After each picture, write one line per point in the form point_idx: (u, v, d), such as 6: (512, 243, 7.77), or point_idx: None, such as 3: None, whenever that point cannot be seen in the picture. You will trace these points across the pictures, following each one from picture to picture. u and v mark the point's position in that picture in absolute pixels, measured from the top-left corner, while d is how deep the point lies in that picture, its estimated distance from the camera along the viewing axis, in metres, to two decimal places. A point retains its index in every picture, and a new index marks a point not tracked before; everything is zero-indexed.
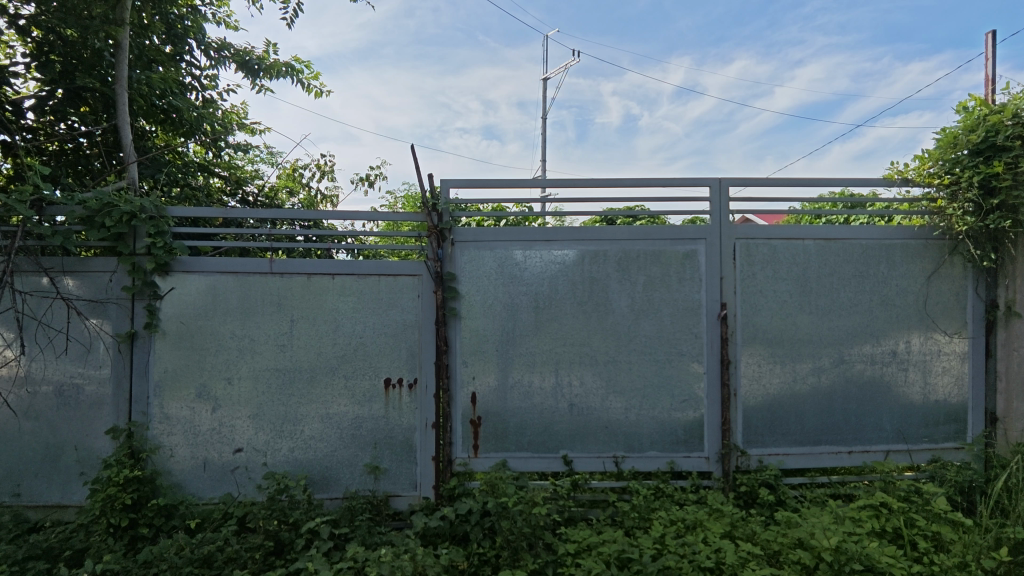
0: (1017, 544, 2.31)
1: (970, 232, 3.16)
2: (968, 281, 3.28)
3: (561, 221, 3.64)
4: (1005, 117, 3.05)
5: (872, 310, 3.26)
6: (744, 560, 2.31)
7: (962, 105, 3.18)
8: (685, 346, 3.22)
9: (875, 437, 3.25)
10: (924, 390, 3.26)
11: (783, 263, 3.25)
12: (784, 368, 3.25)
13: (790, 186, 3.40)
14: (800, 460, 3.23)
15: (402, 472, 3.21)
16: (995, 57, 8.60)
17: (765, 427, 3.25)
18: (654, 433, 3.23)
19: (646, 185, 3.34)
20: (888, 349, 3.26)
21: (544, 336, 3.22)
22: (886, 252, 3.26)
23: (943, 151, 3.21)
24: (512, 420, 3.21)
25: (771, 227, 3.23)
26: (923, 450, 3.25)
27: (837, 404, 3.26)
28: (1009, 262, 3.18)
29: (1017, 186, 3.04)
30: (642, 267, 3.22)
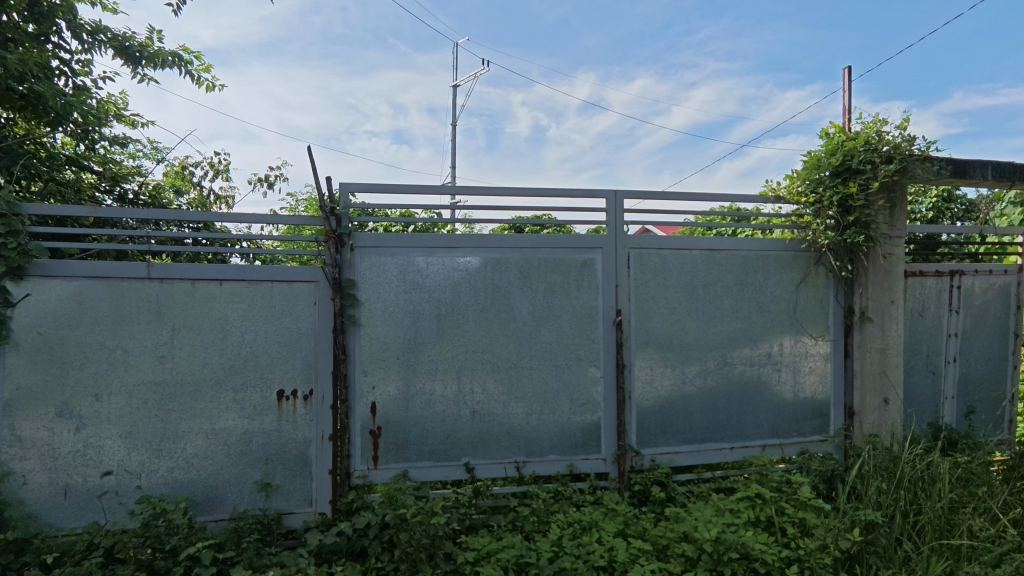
0: (867, 525, 2.57)
1: (831, 245, 3.52)
2: (830, 289, 3.64)
3: (469, 228, 3.63)
4: (859, 144, 3.41)
5: (751, 316, 3.54)
6: (634, 556, 2.40)
7: (825, 131, 3.53)
8: (583, 352, 3.32)
9: (753, 433, 3.52)
10: (795, 389, 3.58)
11: (674, 271, 3.44)
12: (674, 370, 3.44)
13: (684, 199, 3.61)
14: (688, 458, 3.43)
15: (296, 488, 3.05)
16: (850, 90, 9.73)
17: (656, 426, 3.42)
18: (554, 436, 3.30)
19: (549, 194, 3.40)
20: (765, 351, 3.55)
21: (446, 342, 3.19)
22: (762, 262, 3.55)
23: (809, 171, 3.51)
24: (413, 429, 3.16)
25: (663, 238, 3.42)
26: (793, 443, 3.55)
27: (720, 404, 3.49)
28: (862, 272, 3.57)
29: (868, 205, 3.42)
30: (543, 274, 3.29)
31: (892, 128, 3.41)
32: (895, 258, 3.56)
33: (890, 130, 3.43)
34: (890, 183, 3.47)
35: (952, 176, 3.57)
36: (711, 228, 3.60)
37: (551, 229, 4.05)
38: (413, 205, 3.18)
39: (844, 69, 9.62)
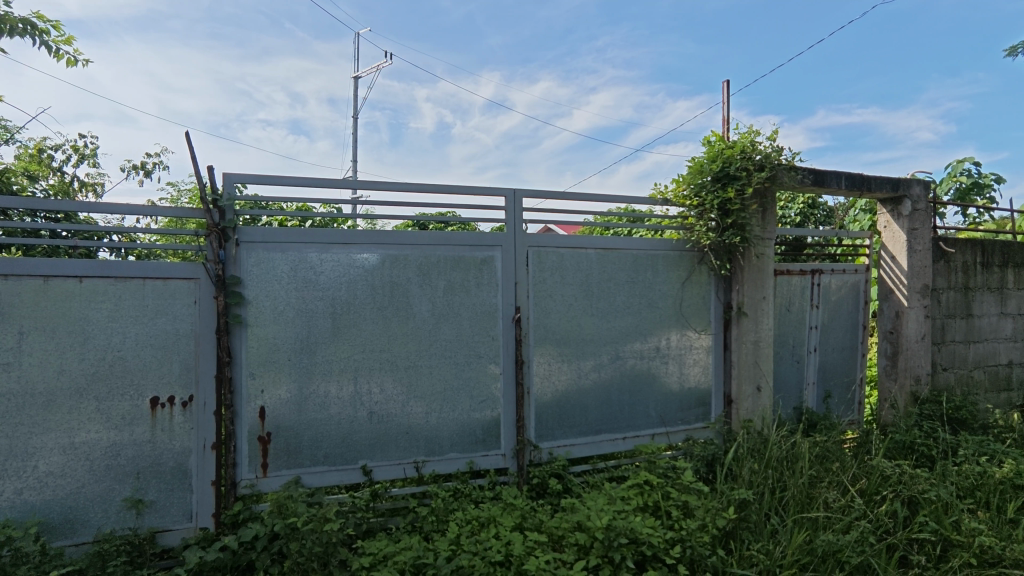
0: (741, 503, 2.79)
1: (712, 245, 3.78)
2: (712, 287, 3.92)
3: (370, 224, 3.52)
4: (735, 152, 3.69)
5: (641, 312, 3.73)
6: (530, 548, 2.44)
7: (706, 139, 3.77)
8: (482, 349, 3.34)
9: (643, 423, 3.72)
10: (681, 379, 3.83)
11: (570, 269, 3.55)
12: (570, 365, 3.55)
13: (583, 200, 3.72)
14: (584, 449, 3.56)
15: (172, 502, 2.81)
16: (728, 102, 10.60)
17: (554, 421, 3.51)
18: (454, 435, 3.29)
19: (451, 191, 3.36)
20: (654, 345, 3.75)
21: (342, 342, 3.08)
22: (652, 261, 3.75)
23: (692, 176, 3.75)
24: (306, 434, 3.01)
25: (560, 236, 3.51)
26: (679, 431, 3.79)
27: (614, 396, 3.65)
28: (739, 271, 3.87)
29: (744, 209, 3.71)
30: (442, 272, 3.26)
31: (763, 139, 3.71)
32: (767, 258, 3.89)
33: (762, 141, 3.73)
34: (763, 189, 3.79)
35: (813, 184, 3.95)
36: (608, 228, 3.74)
37: (455, 226, 4.03)
38: (305, 199, 3.02)
39: (724, 83, 10.48)
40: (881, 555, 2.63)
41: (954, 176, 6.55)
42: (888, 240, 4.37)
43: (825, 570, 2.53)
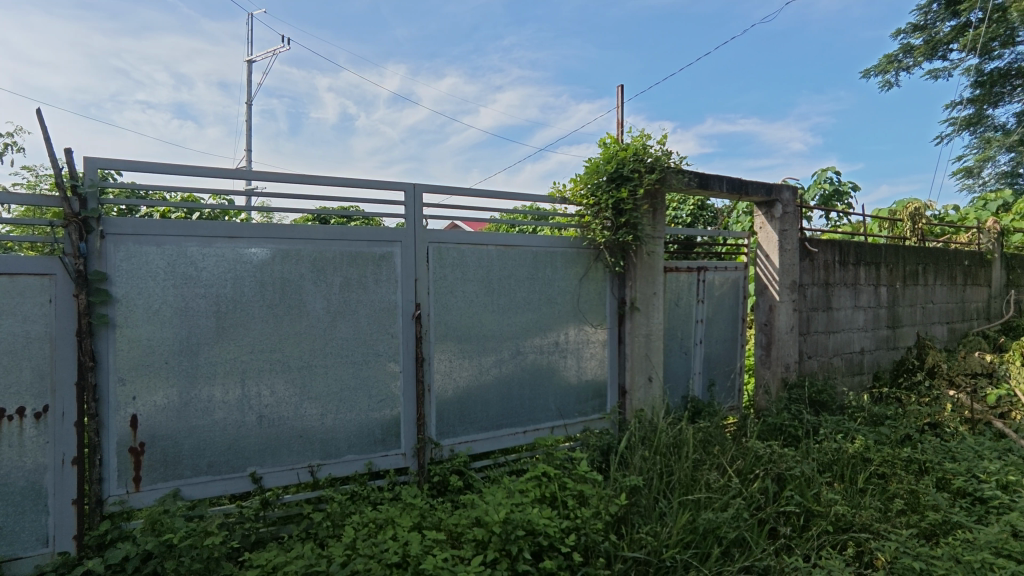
0: (631, 489, 2.94)
1: (608, 244, 3.94)
2: (607, 283, 4.08)
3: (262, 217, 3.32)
4: (629, 154, 3.85)
5: (540, 308, 3.81)
6: (428, 548, 2.41)
7: (602, 141, 3.90)
8: (382, 347, 3.26)
9: (543, 416, 3.81)
10: (578, 372, 3.96)
11: (470, 266, 3.54)
12: (471, 361, 3.55)
13: (489, 197, 3.72)
14: (485, 444, 3.58)
15: (23, 526, 2.49)
16: (622, 107, 11.14)
17: (455, 417, 3.50)
18: (352, 436, 3.18)
19: (352, 184, 3.23)
20: (552, 340, 3.85)
21: (227, 343, 2.87)
22: (551, 258, 3.84)
23: (589, 177, 3.87)
24: (187, 443, 2.79)
25: (460, 233, 3.49)
26: (576, 422, 3.93)
27: (514, 390, 3.70)
28: (632, 268, 4.05)
29: (636, 209, 3.88)
30: (338, 268, 3.14)
31: (654, 142, 3.89)
32: (657, 256, 4.11)
33: (653, 145, 3.91)
34: (653, 191, 3.99)
35: (698, 187, 4.21)
36: (512, 225, 3.78)
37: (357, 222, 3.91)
38: (186, 189, 2.78)
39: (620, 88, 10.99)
40: (754, 529, 2.87)
41: (820, 183, 7.26)
42: (764, 240, 4.77)
43: (706, 546, 2.71)
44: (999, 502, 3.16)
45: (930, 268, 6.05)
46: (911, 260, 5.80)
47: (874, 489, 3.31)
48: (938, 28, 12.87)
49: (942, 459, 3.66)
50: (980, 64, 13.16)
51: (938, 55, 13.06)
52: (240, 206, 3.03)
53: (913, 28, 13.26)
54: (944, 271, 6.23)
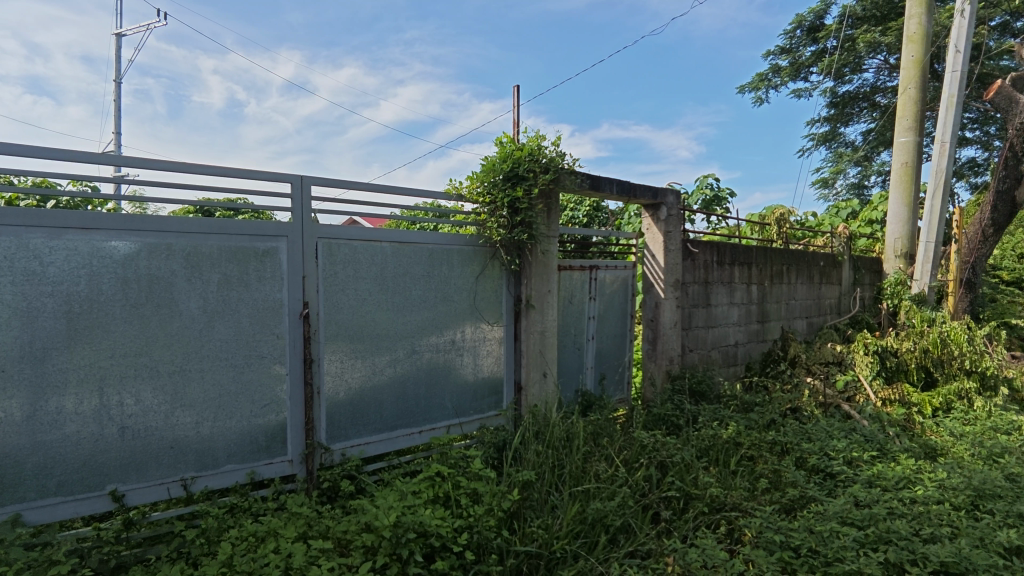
0: (523, 484, 3.00)
1: (503, 242, 3.97)
2: (503, 281, 4.11)
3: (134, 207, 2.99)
4: (524, 154, 3.89)
5: (436, 306, 3.77)
6: (313, 558, 2.30)
7: (499, 139, 3.92)
8: (266, 348, 3.06)
9: (439, 414, 3.78)
10: (475, 369, 3.97)
11: (363, 263, 3.42)
12: (364, 362, 3.44)
13: (389, 193, 3.61)
14: (378, 446, 3.48)
15: None
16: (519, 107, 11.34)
17: (347, 420, 3.37)
18: (232, 444, 2.96)
19: (237, 174, 2.99)
20: (448, 338, 3.82)
21: (82, 347, 2.56)
22: (447, 256, 3.80)
23: (485, 175, 3.87)
24: (30, 461, 2.45)
25: (353, 228, 3.36)
26: (472, 420, 3.94)
27: (409, 390, 3.64)
28: (527, 266, 4.12)
29: (531, 208, 3.94)
30: (215, 264, 2.90)
31: (549, 144, 3.96)
32: (551, 254, 4.20)
33: (548, 146, 3.98)
34: (547, 190, 4.08)
35: (590, 189, 4.35)
36: (411, 222, 3.71)
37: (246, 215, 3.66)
38: (40, 175, 2.43)
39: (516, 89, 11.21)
40: (638, 515, 3.02)
41: (701, 189, 7.81)
42: (650, 240, 5.03)
43: (593, 535, 2.82)
44: (844, 476, 3.57)
45: (793, 268, 6.70)
46: (777, 260, 6.38)
47: (744, 470, 3.60)
48: (800, 51, 14.29)
49: (800, 440, 4.06)
50: (834, 87, 14.78)
51: (801, 77, 14.51)
52: (107, 194, 2.72)
53: (781, 50, 14.62)
54: (804, 271, 6.93)
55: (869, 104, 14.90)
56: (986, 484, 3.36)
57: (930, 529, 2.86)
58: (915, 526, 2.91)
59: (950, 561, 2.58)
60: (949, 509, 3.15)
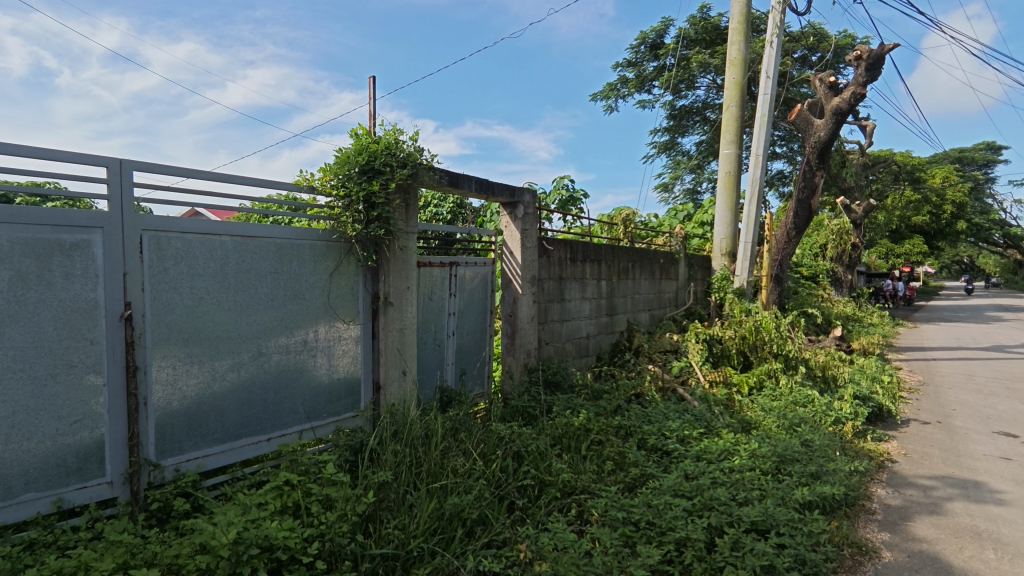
0: (379, 485, 2.94)
1: (359, 237, 3.84)
2: (359, 278, 3.97)
3: None
4: (381, 147, 3.78)
5: (286, 304, 3.54)
6: None
7: (354, 131, 3.77)
8: (77, 356, 2.66)
9: (290, 420, 3.56)
10: (329, 370, 3.79)
11: (199, 258, 3.10)
12: (201, 367, 3.12)
13: (237, 183, 3.32)
14: (219, 458, 3.19)
15: None
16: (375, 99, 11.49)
17: (181, 432, 3.05)
18: (32, 469, 2.53)
19: (40, 153, 2.55)
20: (300, 339, 3.61)
21: None
22: (297, 251, 3.58)
23: (339, 167, 3.67)
24: None
25: (186, 220, 3.03)
26: (327, 423, 3.76)
27: (255, 395, 3.38)
28: (384, 262, 4.02)
29: (388, 203, 3.85)
30: (6, 259, 2.45)
31: (407, 138, 3.89)
32: (409, 250, 4.15)
33: (405, 140, 3.89)
34: (405, 186, 4.01)
35: (448, 185, 4.36)
36: (262, 215, 3.46)
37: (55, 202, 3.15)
38: None
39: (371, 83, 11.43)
40: (494, 505, 3.09)
41: (558, 189, 8.19)
42: (508, 238, 5.16)
43: (451, 530, 2.83)
44: (677, 452, 3.95)
45: (637, 265, 7.27)
46: (624, 257, 6.88)
47: (593, 454, 3.84)
48: (644, 66, 15.54)
49: (642, 423, 4.43)
50: (673, 101, 16.27)
51: (645, 89, 15.78)
52: None
53: (628, 63, 15.77)
54: (646, 268, 7.56)
55: (701, 118, 16.62)
56: (787, 450, 3.93)
57: (745, 494, 3.27)
58: (732, 492, 3.32)
59: (759, 520, 2.98)
60: (759, 474, 3.63)
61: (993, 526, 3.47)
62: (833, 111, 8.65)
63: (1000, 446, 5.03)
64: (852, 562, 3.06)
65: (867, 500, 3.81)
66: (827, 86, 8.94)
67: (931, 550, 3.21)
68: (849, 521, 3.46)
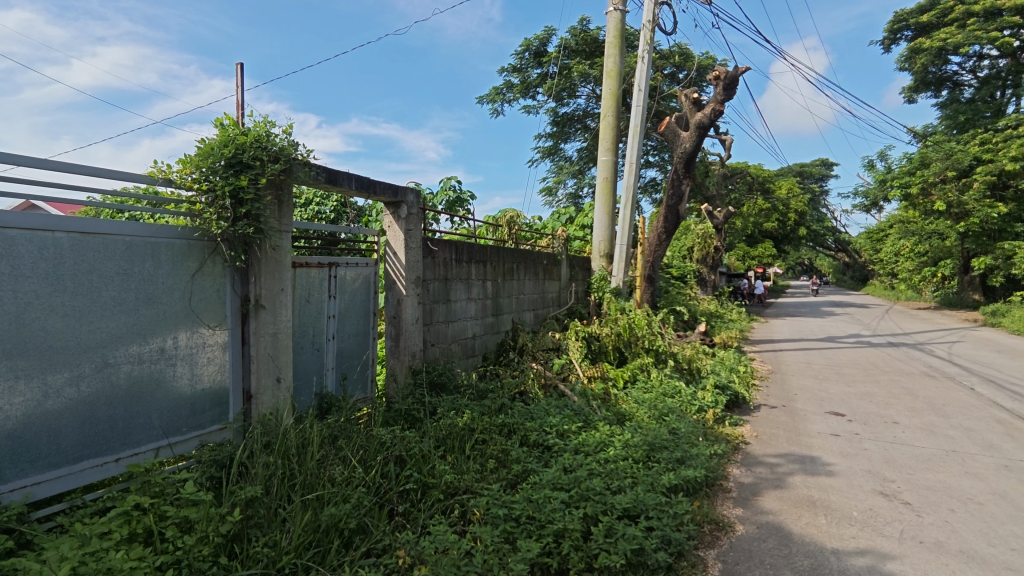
0: (246, 502, 2.75)
1: (225, 236, 3.55)
2: (226, 280, 3.68)
3: None
4: (249, 139, 3.53)
5: (137, 309, 3.19)
6: None
7: (218, 120, 3.49)
8: None
9: (143, 437, 3.21)
10: (191, 381, 3.47)
11: (26, 258, 2.70)
12: (29, 383, 2.72)
13: (88, 174, 2.95)
14: (54, 486, 2.79)
15: None
16: (242, 88, 11.24)
17: (4, 459, 2.63)
18: None
19: None
20: (155, 347, 3.27)
21: None
22: (151, 250, 3.24)
23: (201, 159, 3.38)
24: None
25: (9, 213, 2.63)
26: (189, 439, 3.45)
27: (100, 412, 3.00)
28: (254, 263, 3.75)
29: (258, 199, 3.60)
30: None
31: (280, 131, 3.66)
32: (283, 250, 3.91)
33: (277, 132, 3.67)
34: (277, 181, 3.78)
35: (326, 182, 4.17)
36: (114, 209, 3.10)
37: None
38: None
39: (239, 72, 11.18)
40: (373, 512, 3.00)
41: (445, 189, 8.16)
42: (391, 238, 5.03)
43: (327, 542, 2.71)
44: (557, 447, 4.09)
45: (521, 265, 7.43)
46: (508, 258, 7.00)
47: (476, 453, 3.87)
48: (528, 72, 15.95)
49: (524, 420, 4.53)
50: (555, 108, 16.84)
51: (530, 95, 16.19)
52: None
53: (513, 69, 16.09)
54: (531, 268, 7.75)
55: (583, 126, 17.38)
56: (656, 439, 4.22)
57: (618, 482, 3.46)
58: (607, 481, 3.50)
59: (630, 506, 3.17)
60: (630, 462, 3.86)
61: (824, 495, 3.97)
62: (696, 124, 9.43)
63: (830, 424, 5.76)
64: (710, 537, 3.35)
65: (724, 480, 4.19)
66: (691, 102, 9.72)
67: (775, 520, 3.60)
68: (709, 500, 3.79)
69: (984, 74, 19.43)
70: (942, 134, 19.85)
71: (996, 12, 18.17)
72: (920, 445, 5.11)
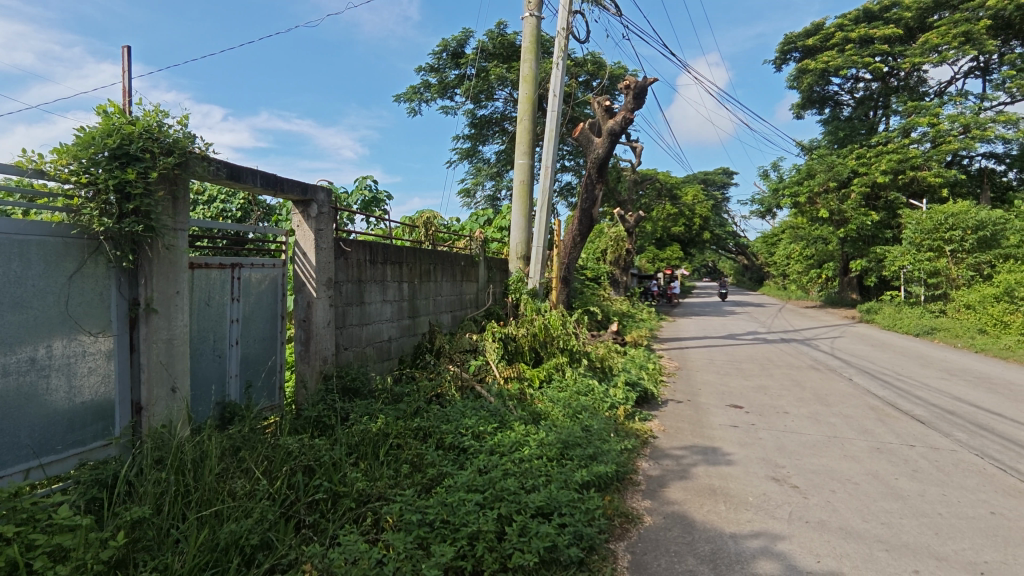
0: (132, 523, 2.55)
1: (109, 234, 3.25)
2: (111, 282, 3.36)
3: None
4: (137, 129, 3.26)
5: (2, 315, 2.84)
6: None
7: (101, 107, 3.19)
8: None
9: (10, 458, 2.86)
10: (68, 394, 3.14)
11: None
12: None
13: None
14: None
15: None
16: (128, 70, 10.37)
17: None
18: None
19: None
20: (25, 357, 2.94)
21: None
22: (19, 249, 2.90)
23: (80, 149, 3.08)
24: None
25: None
26: (67, 458, 3.12)
27: None
28: (144, 263, 3.46)
29: (148, 195, 3.32)
30: None
31: (174, 122, 3.40)
32: (177, 250, 3.63)
33: (171, 123, 3.40)
34: (172, 176, 3.49)
35: (227, 178, 3.93)
36: None
37: None
38: None
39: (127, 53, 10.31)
40: (279, 526, 2.85)
41: (360, 189, 7.94)
42: (300, 238, 4.82)
43: (225, 561, 2.55)
44: (473, 449, 4.09)
45: (438, 267, 7.36)
46: (425, 260, 6.91)
47: (390, 459, 3.79)
48: (446, 72, 15.86)
49: (439, 423, 4.49)
50: (473, 109, 16.84)
51: (447, 96, 16.10)
52: None
53: (431, 69, 15.94)
54: (448, 269, 7.69)
55: (500, 128, 17.51)
56: (570, 436, 4.32)
57: (532, 481, 3.50)
58: (521, 480, 3.53)
59: (543, 504, 3.21)
60: (544, 461, 3.93)
61: (724, 483, 4.23)
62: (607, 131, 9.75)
63: (730, 416, 6.14)
64: (620, 530, 3.46)
65: (633, 474, 4.36)
66: (603, 109, 10.04)
67: (680, 509, 3.78)
68: (619, 494, 3.93)
69: (860, 95, 21.50)
70: (826, 147, 21.77)
71: (869, 40, 20.17)
72: (806, 432, 5.56)
